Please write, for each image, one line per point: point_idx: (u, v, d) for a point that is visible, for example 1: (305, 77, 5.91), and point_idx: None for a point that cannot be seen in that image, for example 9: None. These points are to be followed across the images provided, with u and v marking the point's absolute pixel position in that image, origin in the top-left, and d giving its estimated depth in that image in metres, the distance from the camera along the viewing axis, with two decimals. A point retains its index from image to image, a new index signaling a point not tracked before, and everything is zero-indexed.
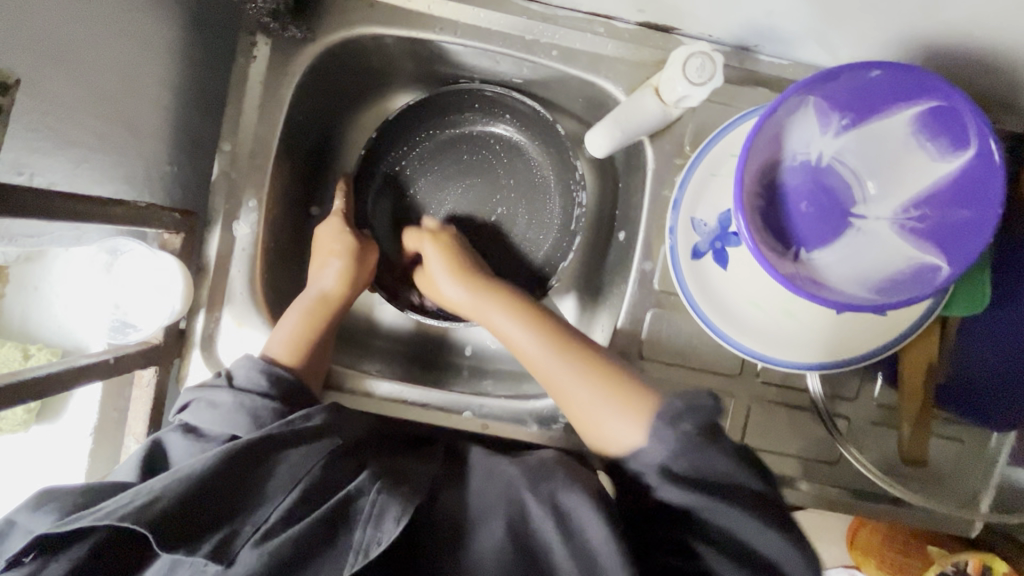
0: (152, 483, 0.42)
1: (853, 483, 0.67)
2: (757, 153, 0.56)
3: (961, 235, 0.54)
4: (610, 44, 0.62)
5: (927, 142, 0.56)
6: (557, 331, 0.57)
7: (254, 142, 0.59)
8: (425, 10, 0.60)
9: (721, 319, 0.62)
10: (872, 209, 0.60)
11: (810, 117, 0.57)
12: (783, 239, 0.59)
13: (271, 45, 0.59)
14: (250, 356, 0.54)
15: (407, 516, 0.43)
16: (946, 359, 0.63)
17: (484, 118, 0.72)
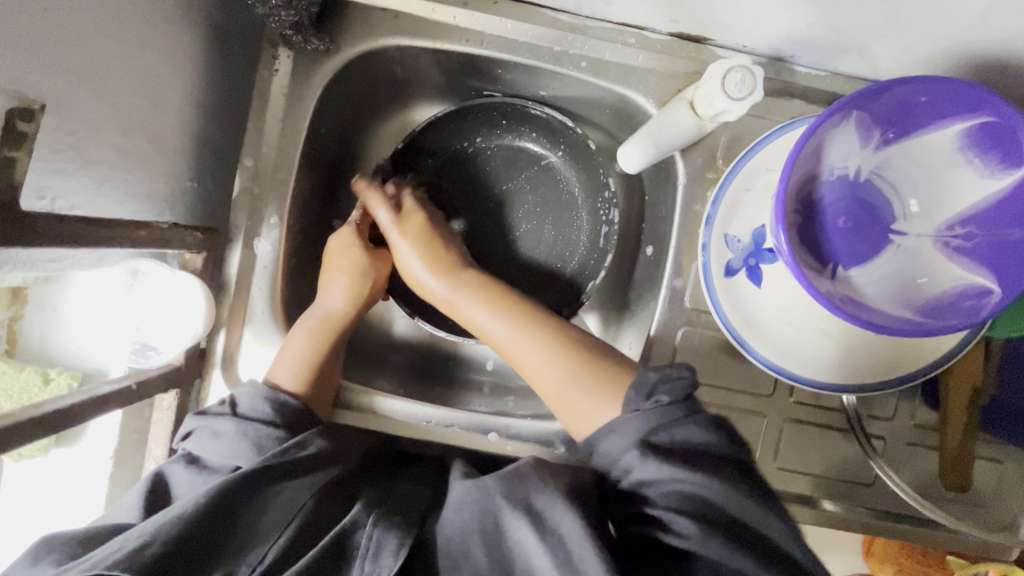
0: (146, 526, 0.43)
1: (884, 504, 0.64)
2: (797, 170, 0.52)
3: (1013, 255, 0.49)
4: (641, 55, 0.58)
5: (974, 159, 0.51)
6: (532, 317, 0.57)
7: (275, 157, 0.58)
8: (449, 20, 0.57)
9: (754, 338, 0.59)
10: (913, 225, 0.56)
11: (851, 131, 0.52)
12: (815, 257, 0.55)
13: (292, 58, 0.57)
14: (254, 382, 0.56)
15: (405, 548, 0.46)
16: (993, 381, 0.58)
17: (510, 134, 0.70)
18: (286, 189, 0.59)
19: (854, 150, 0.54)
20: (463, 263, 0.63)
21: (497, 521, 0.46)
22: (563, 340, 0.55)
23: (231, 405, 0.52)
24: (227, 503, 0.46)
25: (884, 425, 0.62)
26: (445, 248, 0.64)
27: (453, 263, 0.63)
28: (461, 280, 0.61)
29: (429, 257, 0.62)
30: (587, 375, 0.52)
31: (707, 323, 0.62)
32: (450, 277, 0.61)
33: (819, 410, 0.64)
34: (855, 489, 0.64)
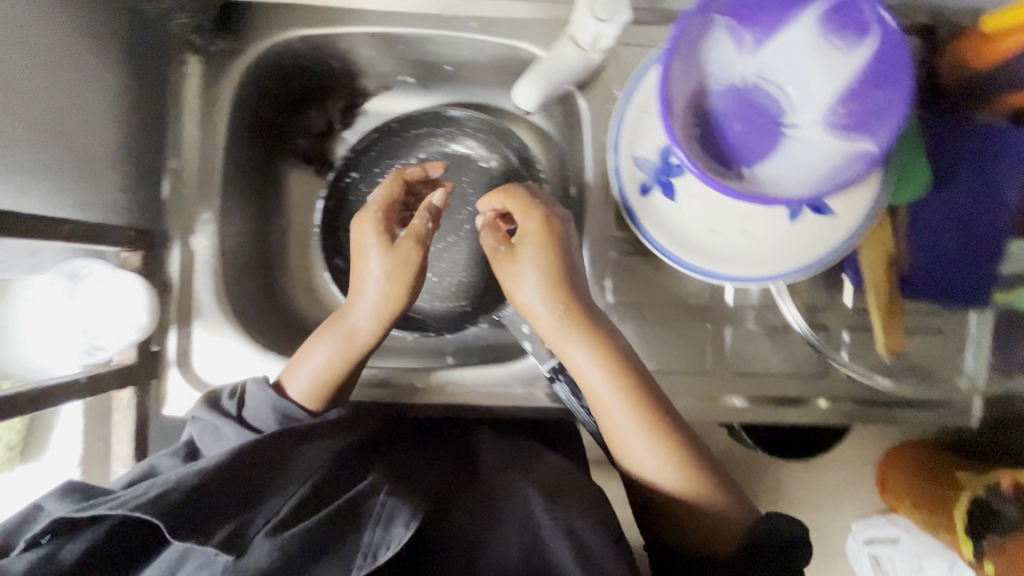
0: (169, 477, 0.46)
1: (842, 392, 0.67)
2: (678, 81, 0.56)
3: (882, 111, 0.54)
4: (525, 7, 0.62)
5: (834, 39, 0.56)
6: (666, 429, 0.54)
7: (199, 157, 0.61)
8: (342, 6, 0.62)
9: (679, 249, 0.61)
10: (804, 116, 0.58)
11: (721, 35, 0.57)
12: (718, 159, 0.58)
13: (201, 62, 0.61)
14: (264, 390, 0.55)
15: (416, 519, 0.45)
16: (906, 247, 0.60)
17: (446, 138, 0.75)
18: (213, 186, 0.61)
19: (731, 55, 0.58)
20: (576, 290, 0.57)
21: (535, 533, 0.49)
22: (697, 473, 0.54)
23: (235, 411, 0.54)
24: (247, 462, 0.48)
25: (824, 313, 0.65)
26: (579, 292, 0.58)
27: (582, 303, 0.57)
28: (557, 313, 0.56)
29: (560, 299, 0.56)
30: (703, 502, 0.54)
31: (636, 245, 0.66)
32: (563, 318, 0.56)
33: (759, 311, 0.66)
34: (810, 380, 0.67)
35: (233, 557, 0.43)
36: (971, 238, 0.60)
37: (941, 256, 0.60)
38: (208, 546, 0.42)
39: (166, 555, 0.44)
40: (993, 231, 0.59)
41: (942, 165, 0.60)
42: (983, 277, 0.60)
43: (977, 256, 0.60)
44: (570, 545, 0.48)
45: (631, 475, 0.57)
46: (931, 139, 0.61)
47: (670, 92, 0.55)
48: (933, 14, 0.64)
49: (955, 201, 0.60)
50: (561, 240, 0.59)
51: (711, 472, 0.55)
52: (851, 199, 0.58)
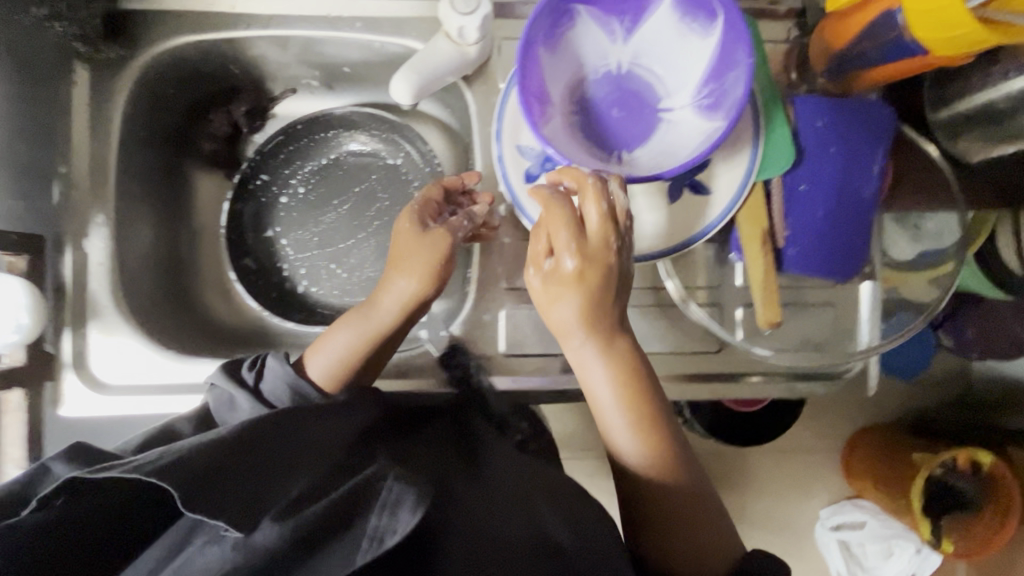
0: (181, 442, 0.40)
1: (739, 367, 0.68)
2: (548, 70, 0.58)
3: (733, 90, 0.55)
4: (404, 6, 0.64)
5: (691, 23, 0.57)
6: (660, 439, 0.52)
7: (91, 162, 0.63)
8: (230, 11, 0.64)
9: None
10: (678, 100, 0.61)
11: (588, 25, 0.59)
12: (596, 144, 0.60)
13: (90, 69, 0.62)
14: (281, 363, 0.53)
15: (424, 505, 0.39)
16: (781, 221, 0.62)
17: (340, 138, 0.77)
18: (107, 189, 0.63)
19: (605, 44, 0.60)
20: (608, 303, 0.52)
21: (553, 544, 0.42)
22: (687, 487, 0.52)
23: (251, 383, 0.52)
24: (249, 440, 0.41)
25: (713, 290, 0.67)
26: (611, 313, 0.52)
27: (610, 324, 0.53)
28: (576, 317, 0.52)
29: (579, 321, 0.52)
30: (698, 536, 0.50)
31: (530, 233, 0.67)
32: (564, 326, 0.53)
33: (653, 292, 0.68)
34: (707, 357, 0.68)
35: (244, 534, 0.36)
36: (842, 208, 0.61)
37: (817, 228, 0.61)
38: (217, 523, 0.36)
39: (172, 533, 0.39)
40: (861, 201, 0.62)
41: (814, 139, 0.61)
42: (854, 246, 0.62)
43: (848, 225, 0.62)
44: None
45: (615, 475, 0.54)
46: (799, 115, 0.62)
47: (539, 84, 0.57)
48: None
49: (826, 173, 0.61)
50: (599, 282, 0.51)
51: (712, 500, 0.52)
52: (722, 175, 0.61)
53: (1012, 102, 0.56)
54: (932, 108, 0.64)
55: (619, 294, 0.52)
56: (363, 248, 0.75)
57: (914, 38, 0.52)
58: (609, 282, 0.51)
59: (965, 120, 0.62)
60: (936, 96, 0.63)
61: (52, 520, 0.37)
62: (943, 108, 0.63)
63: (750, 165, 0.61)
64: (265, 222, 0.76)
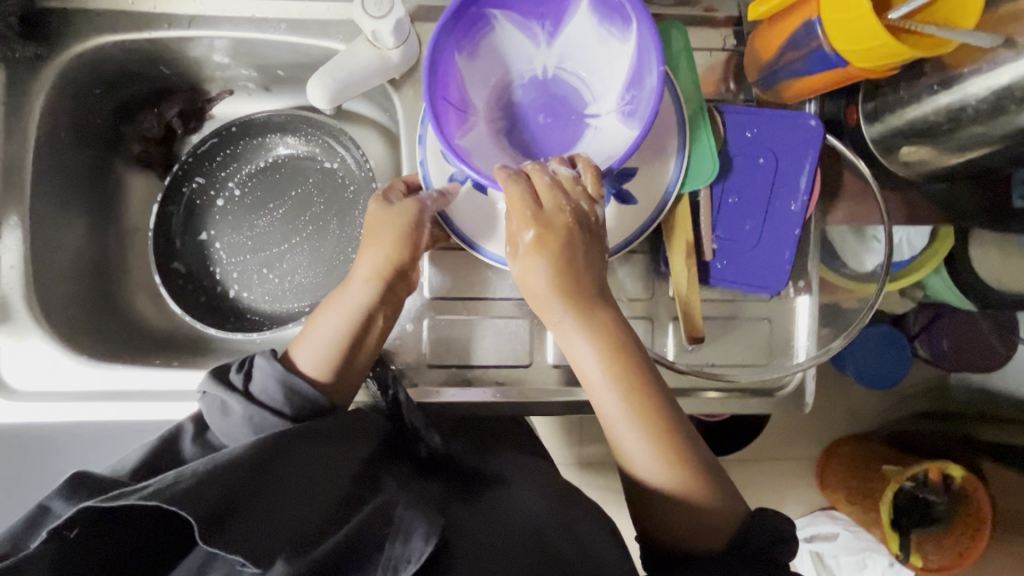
0: (196, 466, 0.44)
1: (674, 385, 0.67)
2: (464, 77, 0.56)
3: (648, 96, 0.52)
4: (329, 8, 0.63)
5: (610, 26, 0.55)
6: (653, 410, 0.53)
7: (5, 163, 0.61)
8: (151, 11, 0.62)
9: (488, 244, 0.61)
10: (603, 105, 0.59)
11: (508, 29, 0.57)
12: (522, 153, 0.59)
13: (6, 69, 0.61)
14: (271, 360, 0.55)
15: (436, 535, 0.46)
16: (706, 233, 0.60)
17: (271, 142, 0.75)
18: (22, 191, 0.62)
19: (529, 49, 0.59)
20: (581, 275, 0.53)
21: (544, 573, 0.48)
22: (684, 463, 0.53)
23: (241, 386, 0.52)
24: (262, 465, 0.45)
25: (645, 304, 0.65)
26: (584, 281, 0.53)
27: (586, 299, 0.53)
28: (555, 293, 0.52)
29: (555, 295, 0.52)
30: (696, 507, 0.52)
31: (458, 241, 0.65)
32: (544, 303, 0.53)
33: None
34: None
35: (260, 568, 0.42)
36: (766, 220, 0.60)
37: (743, 241, 0.60)
38: (236, 556, 0.41)
39: (186, 565, 0.44)
40: (788, 215, 0.60)
41: (741, 151, 0.60)
42: (784, 258, 0.60)
43: (775, 236, 0.60)
44: None
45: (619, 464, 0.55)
46: (724, 123, 0.60)
47: (459, 93, 0.56)
48: (739, 5, 0.65)
49: (750, 185, 0.60)
50: (562, 246, 0.52)
51: (712, 478, 0.53)
52: (646, 185, 0.59)
53: (950, 115, 0.54)
54: (869, 122, 0.61)
55: (591, 259, 0.53)
56: (296, 255, 0.74)
57: (834, 49, 0.50)
58: (574, 247, 0.52)
59: (900, 135, 0.59)
60: (871, 109, 0.61)
61: (81, 543, 0.42)
62: (879, 121, 0.60)
63: (675, 178, 0.58)
64: (197, 226, 0.75)
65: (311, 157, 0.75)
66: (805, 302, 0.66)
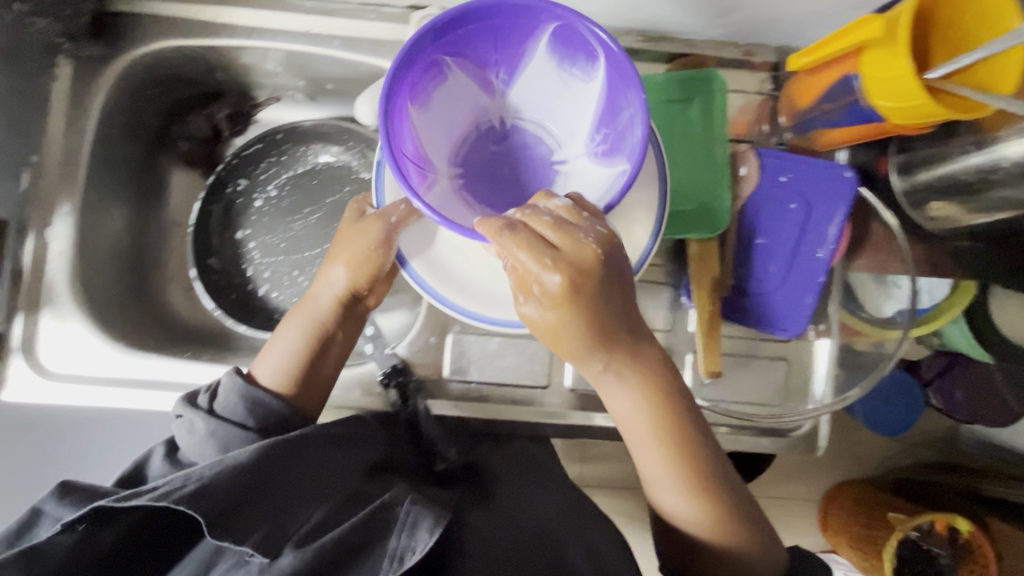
0: (206, 468, 0.46)
1: None
2: (422, 124, 0.55)
3: (625, 138, 0.52)
4: (381, 28, 0.65)
5: (570, 70, 0.55)
6: (690, 453, 0.54)
7: (63, 155, 0.64)
8: (212, 19, 0.65)
9: (415, 261, 0.56)
10: (570, 151, 0.59)
11: (459, 80, 0.56)
12: (493, 203, 0.58)
13: (72, 65, 0.64)
14: (235, 376, 0.56)
15: (440, 526, 0.46)
16: (728, 271, 0.61)
17: (313, 150, 0.78)
18: (76, 181, 0.65)
19: (483, 101, 0.59)
20: (603, 318, 0.49)
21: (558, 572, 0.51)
22: (713, 500, 0.54)
23: (206, 404, 0.54)
24: (268, 464, 0.47)
25: (665, 335, 0.66)
26: (611, 325, 0.50)
27: (607, 342, 0.51)
28: (580, 341, 0.50)
29: (581, 346, 0.50)
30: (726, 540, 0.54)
31: None
32: (581, 354, 0.51)
33: None
34: None
35: (267, 560, 0.44)
36: (793, 261, 0.60)
37: (768, 281, 0.61)
38: (244, 547, 0.44)
39: (196, 555, 0.46)
40: (815, 261, 0.60)
41: (770, 192, 0.61)
42: (809, 301, 0.60)
43: (801, 278, 0.60)
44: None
45: (654, 506, 0.57)
46: (759, 162, 0.61)
47: (416, 147, 0.53)
48: (778, 51, 0.67)
49: (776, 227, 0.61)
50: (587, 292, 0.47)
51: (738, 506, 0.55)
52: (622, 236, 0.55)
53: (979, 174, 0.55)
54: (900, 173, 0.62)
55: (621, 293, 0.49)
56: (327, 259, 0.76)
57: (870, 104, 0.51)
58: (606, 287, 0.48)
59: (930, 189, 0.61)
60: (904, 161, 0.62)
61: (91, 539, 0.43)
62: (911, 173, 0.61)
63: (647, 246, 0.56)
64: (233, 224, 0.77)
65: (350, 167, 0.78)
66: (825, 345, 0.67)
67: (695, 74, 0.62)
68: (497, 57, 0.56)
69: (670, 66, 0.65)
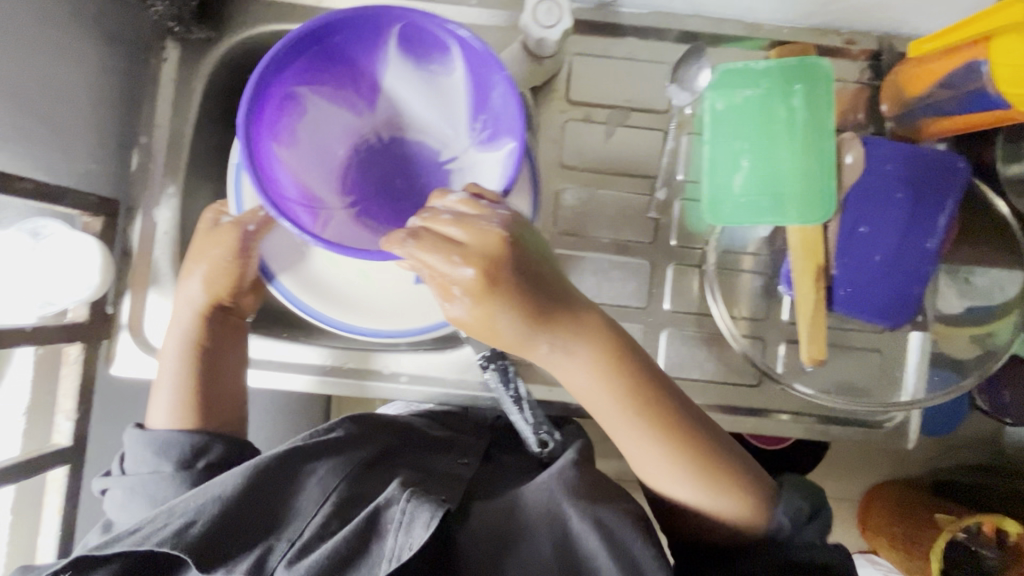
0: (187, 505, 0.50)
1: (780, 404, 0.68)
2: (302, 159, 0.57)
3: (506, 120, 0.54)
4: (484, 14, 0.66)
5: (426, 67, 0.57)
6: (664, 420, 0.53)
7: (170, 137, 0.65)
8: (313, 3, 0.66)
9: (282, 276, 0.63)
10: (456, 146, 0.62)
11: (315, 105, 0.57)
12: (394, 215, 0.62)
13: (180, 49, 0.65)
14: (136, 429, 0.58)
15: (436, 519, 0.49)
16: (834, 258, 0.61)
17: None
18: (180, 162, 0.66)
19: (352, 118, 0.61)
20: (530, 294, 0.49)
21: (565, 527, 0.52)
22: (704, 468, 0.53)
23: (114, 466, 0.56)
24: (254, 487, 0.52)
25: (760, 323, 0.66)
26: (541, 307, 0.49)
27: (545, 322, 0.50)
28: (519, 324, 0.49)
29: (523, 333, 0.49)
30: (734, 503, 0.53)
31: (579, 245, 0.67)
32: (518, 346, 0.51)
33: (697, 317, 0.68)
34: (745, 390, 0.68)
35: None
36: (898, 250, 0.60)
37: (873, 270, 0.61)
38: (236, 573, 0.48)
39: None
40: (923, 251, 0.60)
41: (872, 180, 0.61)
42: (914, 290, 0.61)
43: (907, 266, 0.60)
44: (610, 552, 0.49)
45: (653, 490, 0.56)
46: (865, 149, 0.61)
47: (299, 186, 0.55)
48: (880, 39, 0.66)
49: (879, 216, 0.61)
50: (506, 274, 0.47)
51: (732, 467, 0.54)
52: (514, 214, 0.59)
53: None
54: (1006, 162, 0.63)
55: (538, 268, 0.49)
56: None
57: (999, 92, 0.52)
58: (521, 271, 0.48)
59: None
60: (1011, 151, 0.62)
61: None
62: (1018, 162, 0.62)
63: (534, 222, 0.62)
64: None
65: None
66: (920, 337, 0.66)
67: (802, 62, 0.62)
68: (343, 75, 0.57)
69: (772, 52, 0.65)
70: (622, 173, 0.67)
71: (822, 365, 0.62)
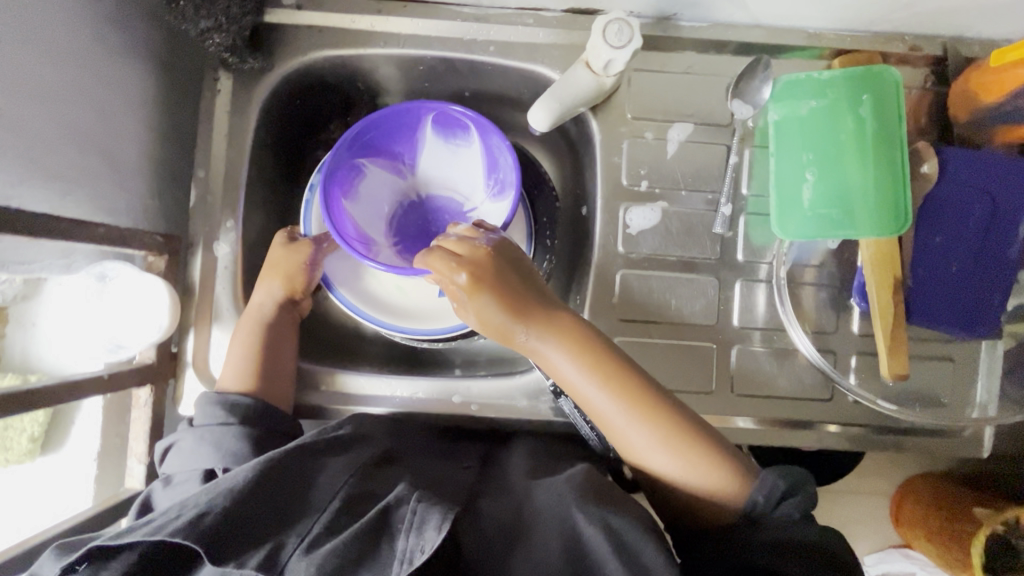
0: (200, 495, 0.44)
1: (854, 417, 0.66)
2: (359, 211, 0.66)
3: (510, 177, 0.63)
4: (541, 33, 0.65)
5: (453, 141, 0.67)
6: (633, 391, 0.52)
7: (225, 169, 0.64)
8: (367, 27, 0.65)
9: (336, 286, 0.65)
10: (477, 199, 0.69)
11: (375, 171, 0.67)
12: None
13: (232, 78, 0.64)
14: (206, 393, 0.57)
15: (449, 521, 0.42)
16: (909, 271, 0.60)
17: None
18: (237, 195, 0.64)
19: (397, 181, 0.69)
20: (523, 295, 0.54)
21: (575, 530, 0.47)
22: (684, 443, 0.51)
23: (186, 419, 0.54)
24: (265, 480, 0.46)
25: (831, 337, 0.65)
26: (532, 304, 0.54)
27: (538, 315, 0.54)
28: (511, 317, 0.53)
29: (513, 325, 0.54)
30: (716, 480, 0.50)
31: (642, 264, 0.66)
32: (505, 335, 0.55)
33: (765, 332, 0.66)
34: (819, 405, 0.66)
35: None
36: (974, 261, 0.60)
37: (949, 284, 0.60)
38: (246, 570, 0.41)
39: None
40: (1000, 260, 0.60)
41: (941, 195, 0.60)
42: (990, 301, 0.60)
43: (984, 275, 0.60)
44: (619, 553, 0.44)
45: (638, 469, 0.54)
46: (938, 164, 0.60)
47: (356, 229, 0.64)
48: (944, 46, 0.65)
49: (951, 228, 0.60)
50: (494, 277, 0.54)
51: (711, 443, 0.52)
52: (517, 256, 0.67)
53: None
54: None
55: (525, 277, 0.55)
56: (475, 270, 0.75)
57: None
58: (506, 275, 0.54)
59: None
60: None
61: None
62: None
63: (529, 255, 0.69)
64: None
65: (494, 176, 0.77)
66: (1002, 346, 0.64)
67: (867, 70, 0.61)
68: (394, 148, 0.67)
69: (834, 62, 0.64)
70: (685, 188, 0.66)
71: (902, 380, 0.61)
